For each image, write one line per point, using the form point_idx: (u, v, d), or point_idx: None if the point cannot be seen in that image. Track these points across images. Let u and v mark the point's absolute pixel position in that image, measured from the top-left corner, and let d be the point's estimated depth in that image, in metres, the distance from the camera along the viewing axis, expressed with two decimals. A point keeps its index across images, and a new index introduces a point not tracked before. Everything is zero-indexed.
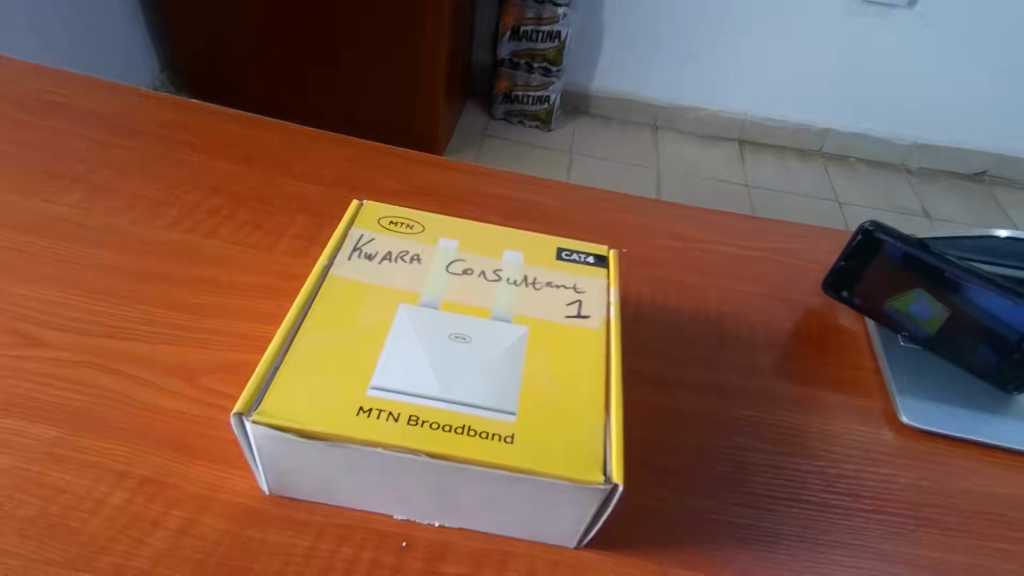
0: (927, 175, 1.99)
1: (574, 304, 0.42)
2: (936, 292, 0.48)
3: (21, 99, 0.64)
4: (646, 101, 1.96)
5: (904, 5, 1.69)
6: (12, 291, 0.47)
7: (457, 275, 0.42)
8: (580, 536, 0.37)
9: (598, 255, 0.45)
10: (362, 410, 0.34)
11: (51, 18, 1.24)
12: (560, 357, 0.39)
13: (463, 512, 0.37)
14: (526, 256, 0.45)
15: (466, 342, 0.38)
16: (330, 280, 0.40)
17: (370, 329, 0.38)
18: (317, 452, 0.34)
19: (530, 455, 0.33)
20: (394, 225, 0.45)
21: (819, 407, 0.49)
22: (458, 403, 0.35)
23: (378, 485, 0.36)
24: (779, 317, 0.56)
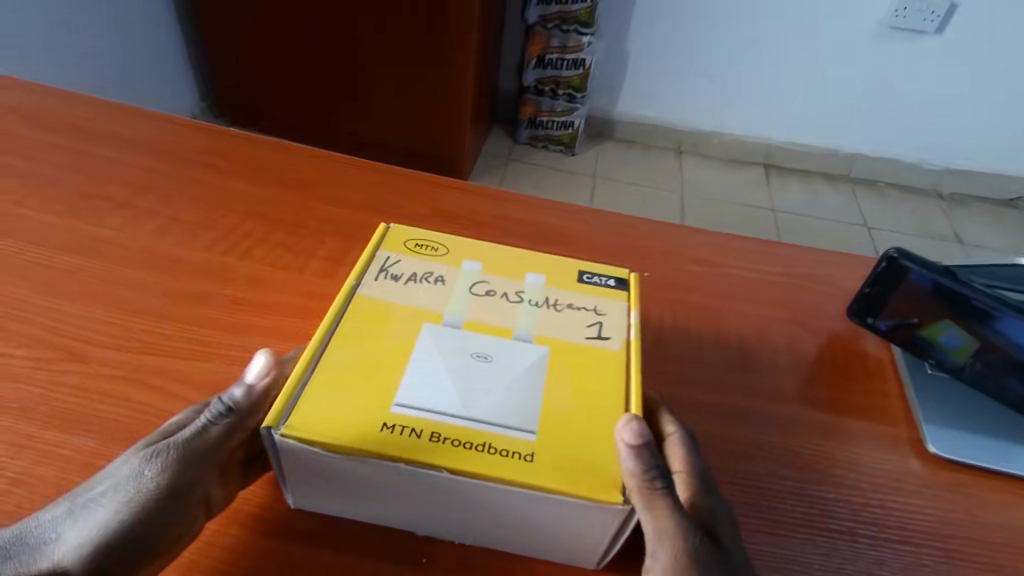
0: (959, 201, 1.96)
1: (595, 326, 0.42)
2: (966, 322, 0.47)
3: (70, 127, 0.67)
4: (671, 127, 1.98)
5: (934, 31, 1.67)
6: (57, 307, 0.50)
7: (480, 296, 0.43)
8: (599, 555, 0.38)
9: (620, 278, 0.46)
10: (386, 425, 0.35)
11: (100, 47, 1.32)
12: (580, 377, 0.39)
13: (482, 530, 0.37)
14: (548, 278, 0.46)
15: (487, 361, 0.39)
16: (356, 299, 0.42)
17: (396, 346, 0.39)
18: (339, 466, 0.35)
19: (551, 474, 0.34)
20: (419, 247, 0.47)
21: (843, 434, 0.48)
22: (480, 421, 0.36)
23: (400, 501, 0.37)
24: (802, 343, 0.55)
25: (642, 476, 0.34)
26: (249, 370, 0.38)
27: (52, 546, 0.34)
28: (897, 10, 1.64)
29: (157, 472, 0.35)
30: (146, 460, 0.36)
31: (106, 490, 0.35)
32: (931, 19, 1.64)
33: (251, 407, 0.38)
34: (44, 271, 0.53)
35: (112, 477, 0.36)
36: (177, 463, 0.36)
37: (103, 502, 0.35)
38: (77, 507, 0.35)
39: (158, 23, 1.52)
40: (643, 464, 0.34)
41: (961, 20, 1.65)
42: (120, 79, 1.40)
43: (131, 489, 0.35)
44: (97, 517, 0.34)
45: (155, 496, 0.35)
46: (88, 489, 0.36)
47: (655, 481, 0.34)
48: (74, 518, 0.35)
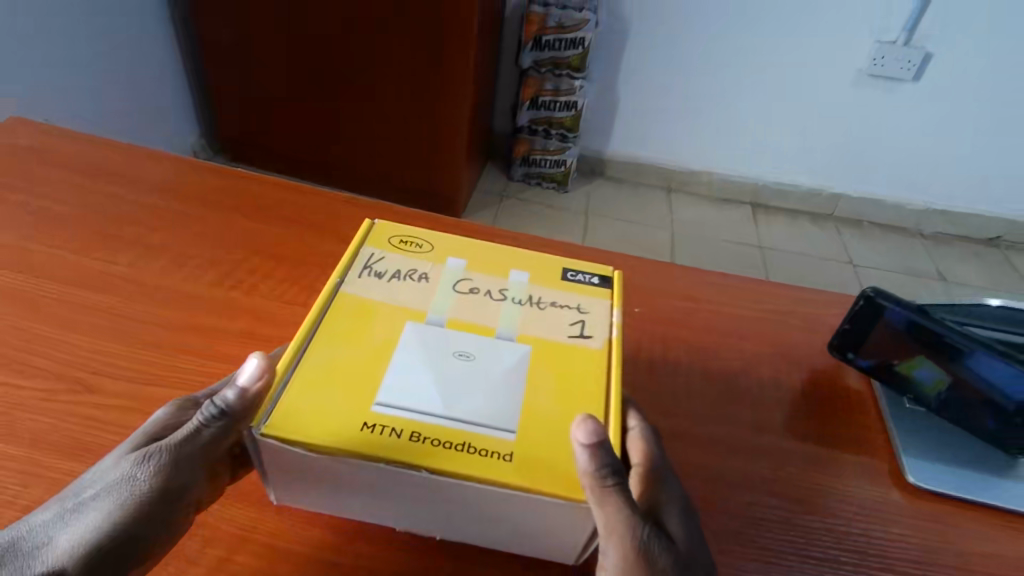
0: (941, 240, 2.02)
1: (577, 324, 0.45)
2: (939, 359, 0.50)
3: (81, 167, 0.70)
4: (660, 166, 2.03)
5: (911, 79, 1.74)
6: (69, 340, 0.52)
7: (464, 293, 0.46)
8: (577, 553, 0.40)
9: (603, 275, 0.49)
10: (366, 425, 0.36)
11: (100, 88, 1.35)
12: (558, 371, 0.41)
13: (467, 531, 0.40)
14: (531, 276, 0.48)
15: (467, 359, 0.41)
16: (340, 296, 0.44)
17: (381, 342, 0.41)
18: (318, 465, 0.36)
19: (527, 474, 0.35)
20: (403, 244, 0.49)
21: (827, 466, 0.50)
22: (460, 421, 0.37)
23: (377, 498, 0.38)
24: (787, 377, 0.57)
25: (594, 474, 0.34)
26: (240, 373, 0.38)
27: (44, 550, 0.35)
28: (874, 59, 1.72)
29: (151, 474, 0.37)
30: (138, 463, 0.37)
31: (98, 492, 0.37)
32: (908, 67, 1.72)
33: (242, 410, 0.37)
34: (55, 306, 0.54)
35: (103, 480, 0.37)
36: (172, 463, 0.37)
37: (95, 505, 0.36)
38: (69, 510, 0.36)
39: (162, 65, 1.57)
40: (595, 462, 0.34)
41: (936, 69, 1.72)
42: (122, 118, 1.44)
43: (125, 492, 0.36)
44: (90, 519, 0.36)
45: (148, 497, 0.36)
46: (79, 493, 0.37)
47: (607, 478, 0.34)
48: (67, 521, 0.36)
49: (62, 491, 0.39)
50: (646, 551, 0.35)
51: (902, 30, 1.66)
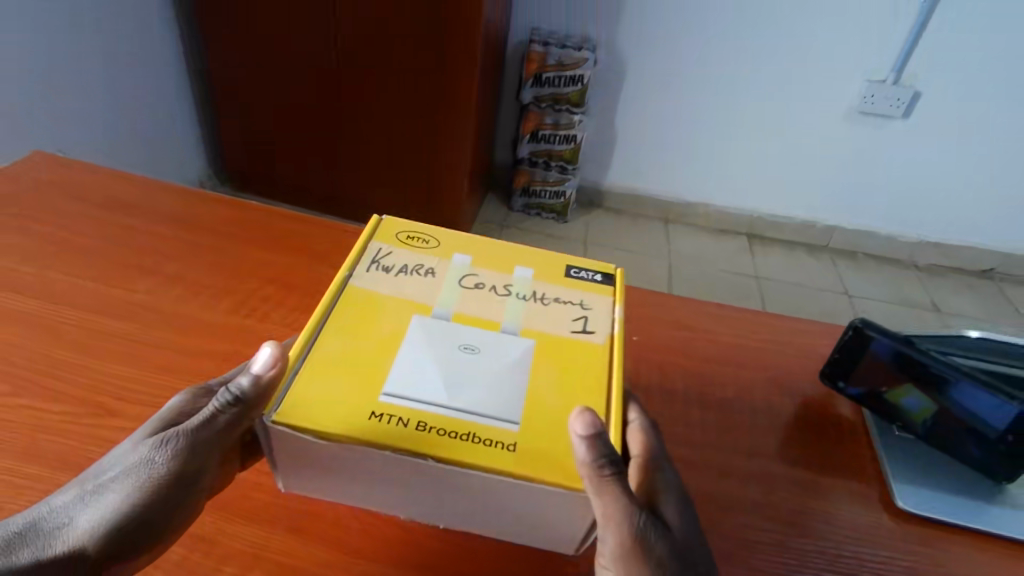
0: (934, 271, 2.06)
1: (581, 320, 0.47)
2: (926, 388, 0.52)
3: (102, 199, 0.73)
4: (657, 198, 2.08)
5: (900, 116, 1.80)
6: (89, 365, 0.54)
7: (470, 289, 0.48)
8: (576, 543, 0.42)
9: (605, 273, 0.52)
10: (374, 414, 0.38)
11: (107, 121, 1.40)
12: (560, 363, 0.43)
13: (470, 521, 0.42)
14: (535, 274, 0.50)
15: (472, 352, 0.43)
16: (349, 288, 0.46)
17: (389, 334, 0.43)
18: (328, 453, 0.38)
19: (529, 464, 0.36)
20: (410, 240, 0.52)
21: (820, 491, 0.52)
22: (465, 411, 0.39)
23: (372, 485, 0.40)
24: (781, 404, 0.59)
25: (591, 464, 0.36)
26: (256, 360, 0.39)
27: (66, 530, 0.37)
28: (864, 97, 1.78)
29: (168, 458, 0.39)
30: (155, 448, 0.39)
31: (116, 475, 0.39)
32: (897, 105, 1.77)
33: (257, 396, 0.38)
34: (77, 331, 0.57)
35: (121, 463, 0.39)
36: (187, 449, 0.39)
37: (114, 486, 0.38)
38: (88, 492, 0.39)
39: (171, 98, 1.62)
40: (592, 452, 0.36)
41: (924, 107, 1.78)
42: (127, 148, 1.48)
43: (142, 475, 0.38)
44: (109, 501, 0.38)
45: (164, 480, 0.39)
46: (97, 476, 0.40)
47: (604, 468, 0.35)
48: (86, 503, 0.38)
49: (82, 473, 0.41)
50: (644, 538, 0.37)
51: (891, 69, 1.72)
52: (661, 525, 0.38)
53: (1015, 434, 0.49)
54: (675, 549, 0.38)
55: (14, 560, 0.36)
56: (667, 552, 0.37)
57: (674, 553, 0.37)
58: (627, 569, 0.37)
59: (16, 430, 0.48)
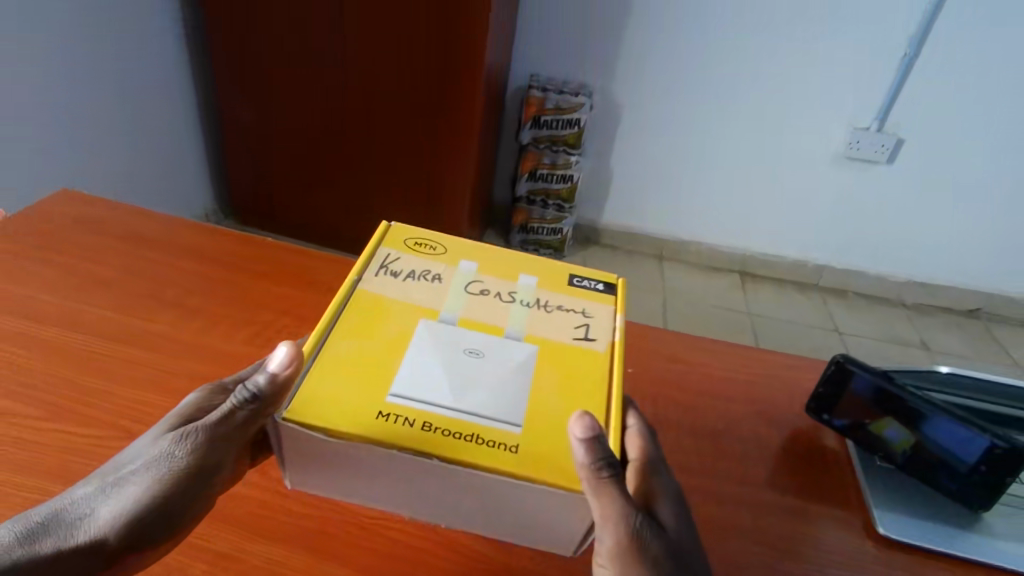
0: (922, 310, 2.11)
1: (583, 328, 0.49)
2: (905, 421, 0.56)
3: (122, 233, 0.77)
4: (651, 235, 2.14)
5: (885, 161, 1.87)
6: (115, 393, 0.57)
7: (475, 294, 0.50)
8: (574, 545, 0.44)
9: (608, 282, 0.54)
10: (382, 414, 0.39)
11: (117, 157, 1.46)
12: (562, 369, 0.45)
13: (473, 523, 0.44)
14: (539, 282, 0.52)
15: (477, 355, 0.44)
16: (358, 291, 0.48)
17: (395, 336, 0.45)
18: (335, 452, 0.39)
19: (531, 466, 0.38)
20: (417, 246, 0.54)
21: (806, 517, 0.55)
22: (469, 413, 0.40)
23: (374, 485, 0.42)
24: (770, 434, 0.62)
25: (589, 467, 0.37)
26: (272, 360, 0.41)
27: (87, 521, 0.40)
28: (850, 143, 1.85)
29: (186, 452, 0.42)
30: (175, 442, 0.42)
31: (137, 467, 0.42)
32: (882, 151, 1.85)
33: (272, 394, 0.41)
34: (102, 360, 0.60)
35: (141, 456, 0.42)
36: (205, 445, 0.42)
37: (134, 479, 0.41)
38: (109, 485, 0.41)
39: (179, 136, 1.68)
40: (591, 455, 0.38)
41: (907, 153, 1.85)
42: (132, 184, 1.54)
43: (162, 468, 0.41)
44: (130, 493, 0.41)
45: (183, 473, 0.42)
46: (117, 469, 0.42)
47: (602, 470, 0.37)
48: (107, 496, 0.41)
49: (103, 464, 0.44)
50: (640, 536, 0.39)
51: (875, 117, 1.81)
52: (655, 525, 0.41)
53: (988, 465, 0.52)
54: (669, 547, 0.40)
55: (37, 550, 0.38)
56: (662, 550, 0.40)
57: (668, 552, 0.40)
58: (624, 566, 0.39)
59: (43, 452, 0.52)
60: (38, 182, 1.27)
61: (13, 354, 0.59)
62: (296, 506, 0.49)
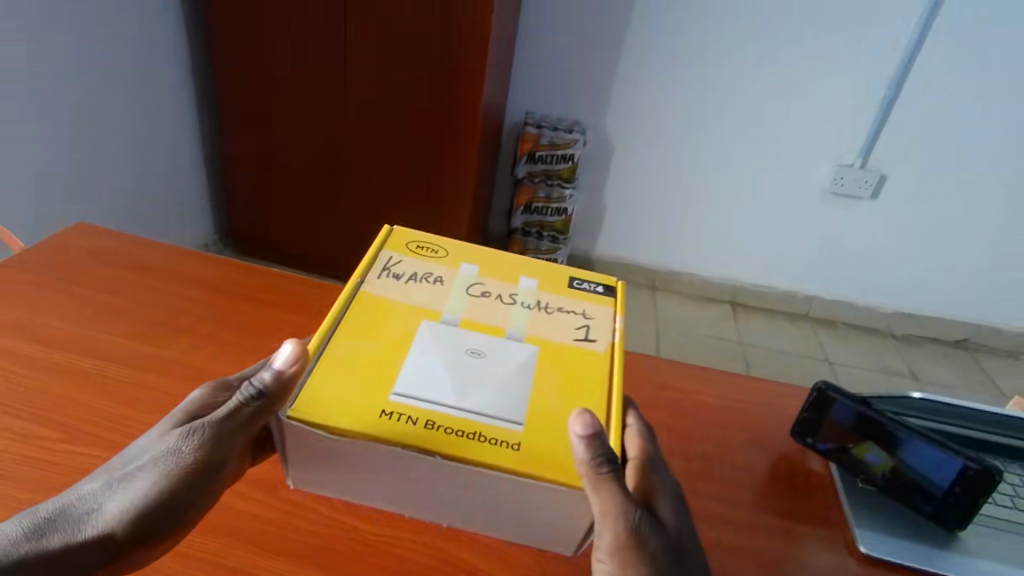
0: (911, 340, 2.15)
1: (583, 329, 0.51)
2: (884, 445, 0.59)
3: (133, 263, 0.79)
4: (644, 266, 2.19)
5: (869, 197, 1.94)
6: (131, 418, 0.60)
7: (476, 297, 0.52)
8: (576, 543, 0.45)
9: (607, 286, 0.56)
10: (385, 413, 0.41)
11: (122, 189, 1.52)
12: (561, 369, 0.47)
13: (476, 523, 0.45)
14: (539, 285, 0.54)
15: (478, 356, 0.46)
16: (361, 293, 0.50)
17: (400, 337, 0.47)
18: (343, 450, 0.41)
19: (532, 462, 0.40)
20: (419, 249, 0.56)
21: (792, 536, 0.57)
22: (471, 412, 0.42)
23: (382, 485, 0.43)
24: (758, 457, 0.65)
25: (589, 462, 0.39)
26: (278, 358, 0.42)
27: (95, 515, 0.43)
28: (835, 179, 1.92)
29: (192, 449, 0.44)
30: (182, 439, 0.44)
31: (144, 464, 0.44)
32: (865, 187, 1.92)
33: (279, 391, 0.42)
34: (118, 386, 0.63)
35: (149, 453, 0.44)
36: (209, 442, 0.44)
37: (141, 475, 0.44)
38: (116, 481, 0.44)
39: (183, 170, 1.73)
40: (591, 451, 0.40)
41: (890, 189, 1.92)
42: (136, 214, 1.59)
43: (168, 465, 0.43)
44: (137, 488, 0.43)
45: (188, 470, 0.44)
46: (125, 465, 0.45)
47: (602, 466, 0.39)
48: (114, 491, 0.43)
49: (112, 459, 0.46)
50: (639, 532, 0.42)
51: (858, 154, 1.88)
52: (653, 523, 0.43)
53: (962, 486, 0.55)
54: (667, 542, 0.43)
55: (45, 545, 0.41)
56: (660, 544, 0.42)
57: (666, 548, 0.43)
58: (623, 560, 0.42)
59: (63, 473, 0.54)
60: (48, 214, 1.31)
61: (33, 379, 0.62)
62: (307, 523, 0.52)
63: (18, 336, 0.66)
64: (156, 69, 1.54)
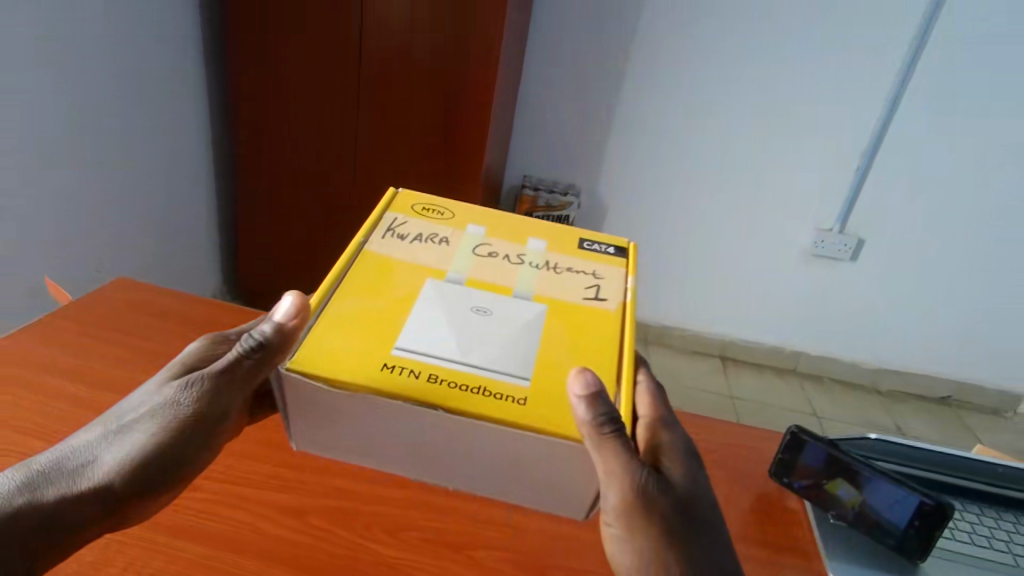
0: (895, 396, 2.22)
1: (593, 289, 0.57)
2: (852, 481, 0.66)
3: (165, 307, 0.86)
4: (637, 320, 2.27)
5: (848, 259, 2.05)
6: None
7: (481, 257, 0.58)
8: (586, 505, 0.49)
9: (618, 247, 0.63)
10: (387, 366, 0.46)
11: (146, 244, 1.62)
12: (565, 325, 0.53)
13: (491, 486, 0.50)
14: (545, 248, 0.61)
15: (483, 314, 0.52)
16: (364, 251, 0.56)
17: (401, 295, 0.52)
18: (346, 405, 0.45)
19: (535, 415, 0.45)
20: (424, 211, 0.63)
21: (768, 564, 0.64)
22: (474, 366, 0.47)
23: (407, 453, 0.48)
24: (742, 491, 0.71)
25: (591, 421, 0.44)
26: (279, 311, 0.49)
27: (92, 468, 0.49)
28: (816, 243, 2.04)
29: (190, 400, 0.51)
30: (180, 392, 0.51)
31: (141, 417, 0.50)
32: (844, 250, 2.03)
33: (279, 343, 0.49)
34: None
35: (147, 406, 0.51)
36: (205, 396, 0.51)
37: (139, 428, 0.50)
38: (112, 435, 0.50)
39: (199, 225, 1.83)
40: (592, 412, 0.44)
41: (868, 252, 2.04)
42: (157, 267, 1.69)
43: (165, 417, 0.50)
44: (134, 441, 0.49)
45: (184, 421, 0.50)
46: (121, 420, 0.51)
47: (603, 425, 0.44)
48: (110, 445, 0.49)
49: (107, 413, 0.52)
50: (648, 491, 0.48)
51: (836, 220, 2.00)
52: (663, 482, 0.49)
53: (920, 520, 0.62)
54: (673, 498, 0.49)
55: (42, 496, 0.47)
56: (664, 497, 0.49)
57: (673, 506, 0.49)
58: (630, 514, 0.48)
59: None
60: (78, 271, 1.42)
61: (83, 417, 0.68)
62: (331, 546, 0.59)
63: (68, 377, 0.73)
64: (183, 132, 1.66)
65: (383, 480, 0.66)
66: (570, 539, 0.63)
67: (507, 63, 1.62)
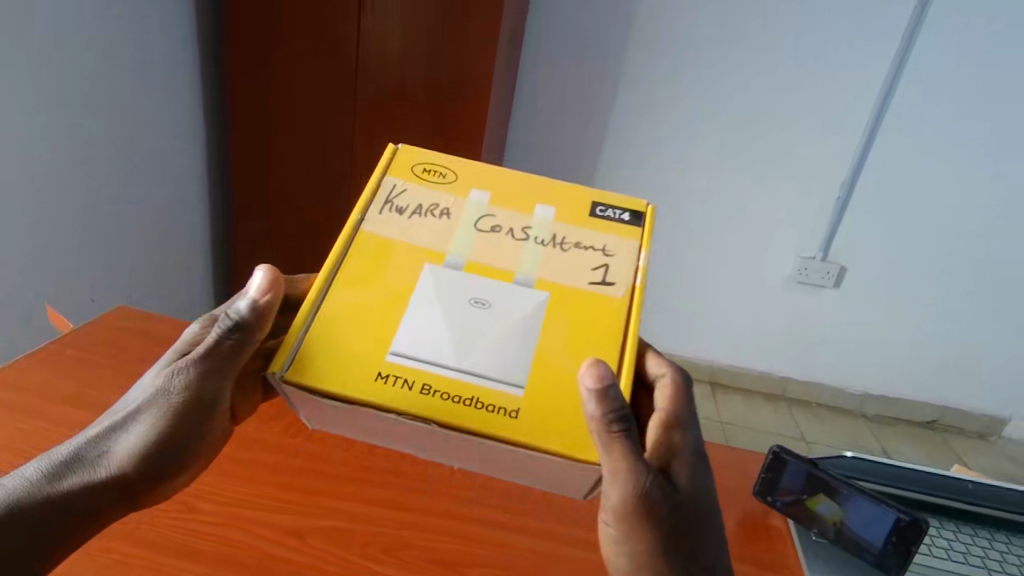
0: (882, 420, 2.26)
1: (601, 271, 0.57)
2: (832, 498, 0.69)
3: (165, 334, 0.88)
4: None
5: (831, 286, 2.11)
6: None
7: (483, 232, 0.58)
8: (583, 489, 0.56)
9: (632, 212, 0.61)
10: (380, 375, 0.50)
11: (141, 270, 1.64)
12: (565, 315, 0.55)
13: (494, 465, 0.55)
14: (553, 218, 0.60)
15: (482, 307, 0.53)
16: (363, 233, 0.57)
17: (397, 286, 0.54)
18: (350, 412, 0.50)
19: (524, 430, 0.48)
20: (426, 174, 0.62)
21: None
22: (467, 373, 0.50)
23: (417, 443, 0.54)
24: (729, 510, 0.73)
25: (602, 416, 0.47)
26: (252, 291, 0.53)
27: (105, 459, 0.52)
28: (799, 270, 2.10)
29: (181, 387, 0.52)
30: (171, 379, 0.52)
31: (142, 407, 0.53)
32: (827, 277, 2.09)
33: (253, 322, 0.52)
34: None
35: (145, 395, 0.53)
36: (194, 382, 0.52)
37: (142, 419, 0.52)
38: (120, 427, 0.53)
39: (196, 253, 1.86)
40: (603, 408, 0.47)
41: (850, 279, 2.09)
42: (153, 294, 1.71)
43: (162, 406, 0.52)
44: (139, 431, 0.52)
45: (180, 407, 0.52)
46: (126, 412, 0.53)
47: (613, 422, 0.47)
48: (119, 436, 0.52)
49: (112, 408, 0.55)
50: (648, 496, 0.50)
51: (819, 248, 2.06)
52: (666, 484, 0.51)
53: (896, 535, 0.65)
54: (674, 502, 0.51)
55: (63, 486, 0.50)
56: (666, 499, 0.51)
57: (672, 509, 0.51)
58: (630, 512, 0.50)
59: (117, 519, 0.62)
60: (75, 296, 1.43)
61: None
62: (328, 565, 0.60)
63: (71, 404, 0.74)
64: (181, 161, 1.70)
65: (379, 502, 0.67)
66: (561, 557, 0.65)
67: (501, 89, 1.68)
